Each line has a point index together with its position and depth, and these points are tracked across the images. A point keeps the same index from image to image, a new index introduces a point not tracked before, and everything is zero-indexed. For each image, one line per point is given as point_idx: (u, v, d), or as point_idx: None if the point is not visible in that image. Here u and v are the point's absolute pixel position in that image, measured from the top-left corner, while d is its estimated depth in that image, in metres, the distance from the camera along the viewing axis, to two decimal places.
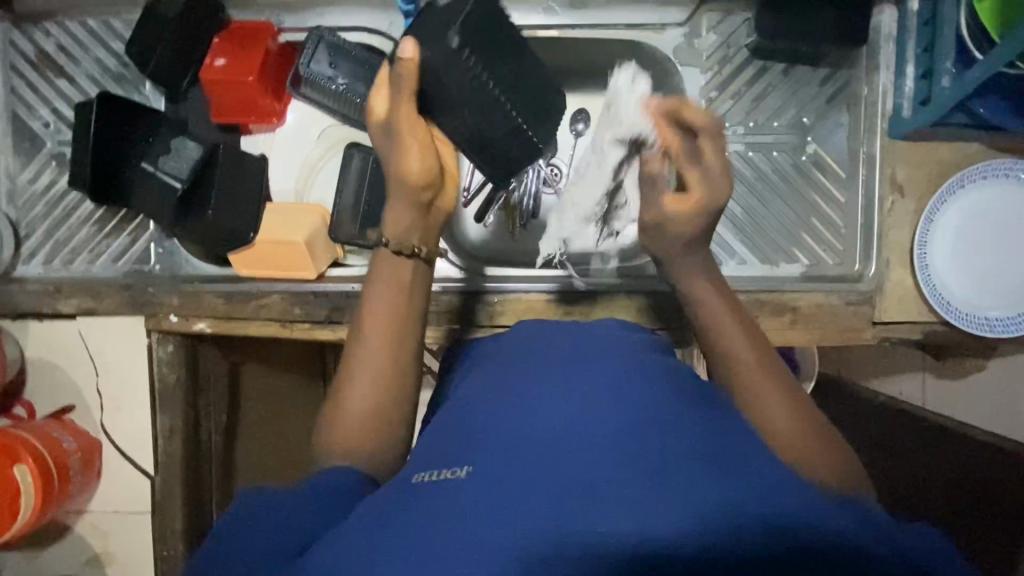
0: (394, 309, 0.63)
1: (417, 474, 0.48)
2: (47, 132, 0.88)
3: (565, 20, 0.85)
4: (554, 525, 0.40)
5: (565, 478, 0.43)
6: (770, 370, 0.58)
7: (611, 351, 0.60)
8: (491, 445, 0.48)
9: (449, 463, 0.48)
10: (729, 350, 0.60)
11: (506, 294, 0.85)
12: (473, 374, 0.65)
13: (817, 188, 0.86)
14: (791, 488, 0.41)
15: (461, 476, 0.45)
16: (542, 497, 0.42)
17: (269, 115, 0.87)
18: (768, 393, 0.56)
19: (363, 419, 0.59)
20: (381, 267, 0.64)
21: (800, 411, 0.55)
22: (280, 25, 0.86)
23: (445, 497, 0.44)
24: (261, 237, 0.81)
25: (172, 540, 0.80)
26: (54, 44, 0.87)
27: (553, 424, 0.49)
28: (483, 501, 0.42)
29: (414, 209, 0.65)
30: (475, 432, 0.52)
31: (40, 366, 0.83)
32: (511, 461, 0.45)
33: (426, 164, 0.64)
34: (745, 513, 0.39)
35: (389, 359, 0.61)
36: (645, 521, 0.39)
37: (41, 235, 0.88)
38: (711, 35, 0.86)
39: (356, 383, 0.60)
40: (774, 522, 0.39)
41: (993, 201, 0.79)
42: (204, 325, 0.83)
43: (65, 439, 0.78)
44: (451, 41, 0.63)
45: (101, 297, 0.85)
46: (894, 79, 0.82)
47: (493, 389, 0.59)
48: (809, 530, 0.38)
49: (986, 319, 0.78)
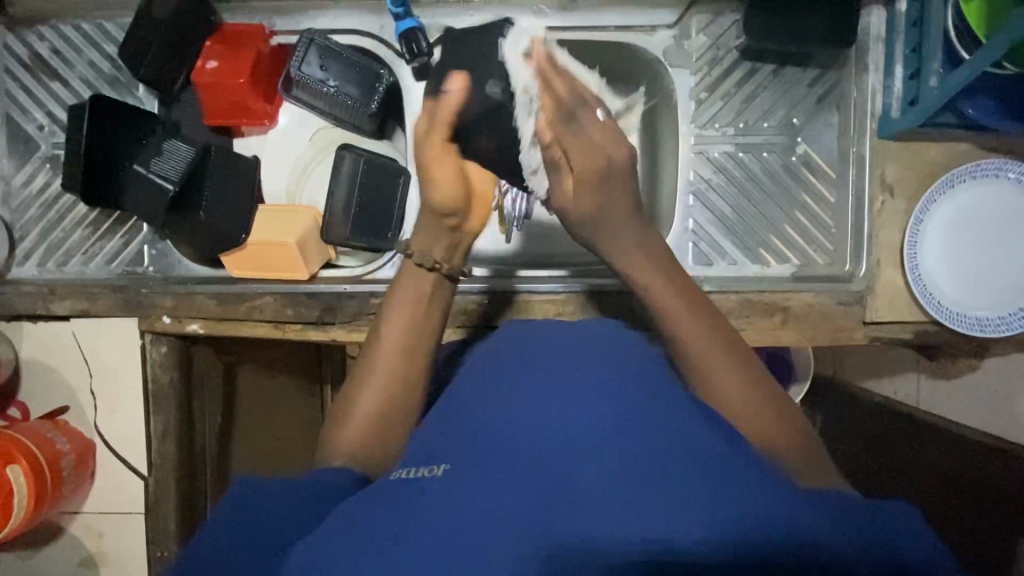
0: (408, 319, 0.63)
1: (397, 471, 0.49)
2: (42, 135, 0.89)
3: (555, 21, 0.85)
4: (529, 522, 0.40)
5: (540, 475, 0.43)
6: (735, 361, 0.57)
7: (597, 353, 0.61)
8: (472, 446, 0.49)
9: (429, 462, 0.49)
10: (687, 341, 0.57)
11: (509, 293, 0.85)
12: (459, 375, 0.65)
13: (806, 188, 0.87)
14: (763, 486, 0.42)
15: (438, 474, 0.46)
16: (520, 497, 0.42)
17: (260, 117, 0.88)
18: (735, 386, 0.55)
19: (370, 425, 0.59)
20: (405, 278, 0.65)
21: (770, 401, 0.55)
22: (272, 28, 0.86)
23: (422, 493, 0.44)
24: (253, 238, 0.82)
25: (166, 541, 0.81)
26: (48, 47, 0.87)
27: (531, 423, 0.49)
28: (460, 500, 0.43)
29: (443, 230, 0.65)
30: (455, 433, 0.52)
31: (34, 367, 0.83)
32: (488, 460, 0.46)
33: (453, 190, 0.64)
34: (716, 514, 0.40)
35: (402, 367, 0.62)
36: (619, 519, 0.40)
37: (36, 237, 0.88)
38: (700, 36, 0.87)
39: (365, 392, 0.61)
40: (745, 521, 0.39)
41: (981, 201, 0.79)
42: (196, 326, 0.84)
43: (58, 440, 0.79)
44: (493, 91, 0.65)
45: (95, 298, 0.85)
46: (884, 79, 0.82)
47: (478, 390, 0.59)
48: (776, 530, 0.39)
49: (978, 320, 0.78)
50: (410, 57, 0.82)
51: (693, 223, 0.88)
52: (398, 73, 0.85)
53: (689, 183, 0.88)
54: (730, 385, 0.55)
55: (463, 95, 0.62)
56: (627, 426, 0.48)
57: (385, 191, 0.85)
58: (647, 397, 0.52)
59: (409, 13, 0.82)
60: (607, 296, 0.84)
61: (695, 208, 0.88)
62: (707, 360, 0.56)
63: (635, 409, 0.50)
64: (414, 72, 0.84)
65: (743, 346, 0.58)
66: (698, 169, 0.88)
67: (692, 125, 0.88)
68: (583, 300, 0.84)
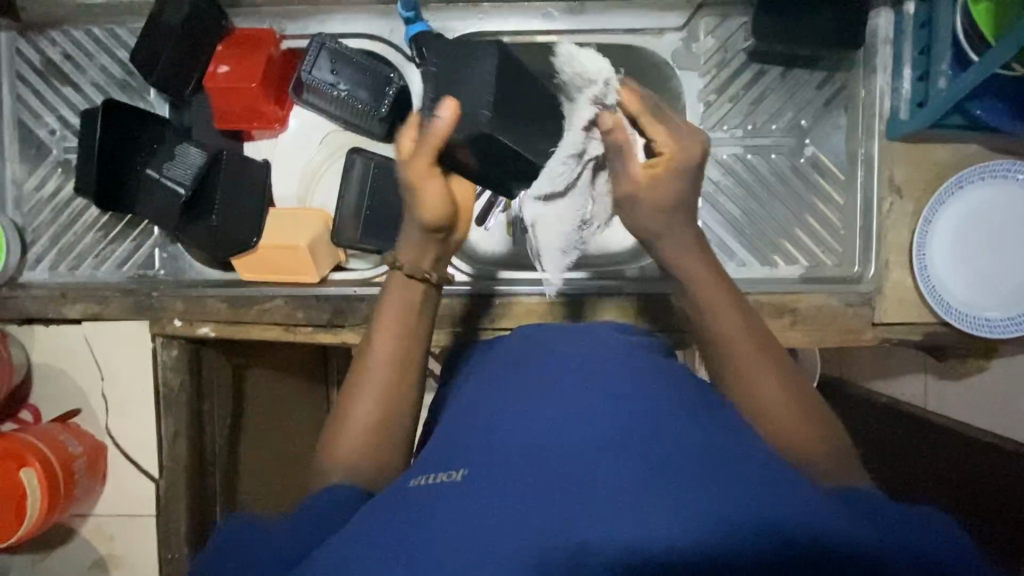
0: (399, 329, 0.63)
1: (413, 478, 0.49)
2: (53, 139, 0.89)
3: (564, 25, 0.86)
4: (549, 524, 0.40)
5: (558, 476, 0.43)
6: (771, 358, 0.58)
7: (614, 350, 0.60)
8: (490, 447, 0.49)
9: (446, 467, 0.49)
10: (726, 336, 0.59)
11: (513, 297, 0.87)
12: (478, 376, 0.66)
13: (815, 190, 0.87)
14: (783, 483, 0.42)
15: (456, 479, 0.46)
16: (539, 498, 0.42)
17: (271, 121, 0.88)
18: (767, 381, 0.56)
19: (365, 435, 0.59)
20: (390, 290, 0.65)
21: (799, 399, 0.56)
22: (282, 33, 0.87)
23: (441, 499, 0.44)
24: (263, 242, 0.83)
25: (177, 545, 0.81)
26: (60, 52, 0.88)
27: (550, 423, 0.49)
28: (476, 500, 0.43)
29: (431, 245, 0.65)
30: (471, 436, 0.52)
31: (45, 370, 0.84)
32: (506, 463, 0.46)
33: (441, 210, 0.62)
34: (739, 509, 0.39)
35: (393, 377, 0.62)
36: (638, 518, 0.39)
37: (47, 241, 0.89)
38: (709, 39, 0.87)
39: (358, 402, 0.60)
40: (768, 517, 0.39)
41: (992, 202, 0.79)
42: (208, 329, 0.84)
43: (70, 443, 0.79)
44: (483, 114, 0.63)
45: (107, 302, 0.86)
46: (892, 80, 0.82)
47: (499, 391, 0.59)
48: (799, 525, 0.38)
49: (986, 320, 0.78)
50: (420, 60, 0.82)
51: (702, 225, 0.88)
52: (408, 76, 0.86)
53: (700, 186, 0.88)
54: (763, 380, 0.57)
55: (453, 121, 0.60)
56: (649, 422, 0.47)
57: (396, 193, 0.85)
58: (663, 395, 0.52)
59: (420, 17, 0.82)
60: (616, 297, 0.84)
61: (705, 210, 0.88)
62: (741, 355, 0.58)
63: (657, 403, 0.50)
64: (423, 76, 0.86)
65: (776, 343, 0.60)
66: (706, 172, 0.88)
67: (700, 126, 0.88)
68: (593, 303, 0.85)
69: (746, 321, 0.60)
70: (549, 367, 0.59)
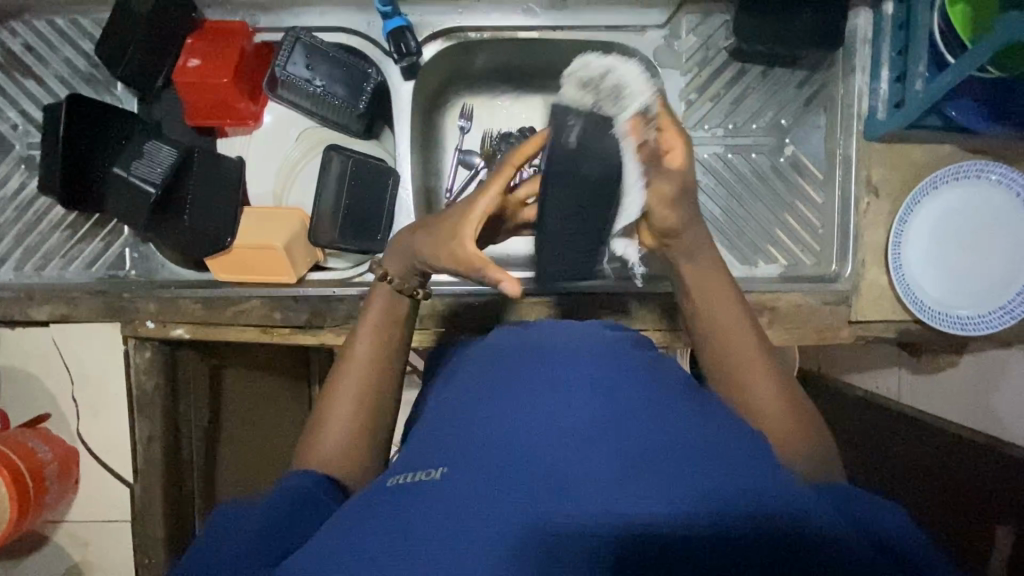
0: (388, 342, 0.64)
1: (393, 476, 0.47)
2: (16, 135, 0.87)
3: (544, 21, 0.84)
4: (524, 521, 0.40)
5: (541, 473, 0.42)
6: (789, 397, 0.56)
7: (599, 338, 0.59)
8: (467, 440, 0.47)
9: (423, 466, 0.47)
10: (719, 334, 0.58)
11: (496, 296, 0.84)
12: (462, 363, 0.64)
13: (793, 188, 0.89)
14: (765, 479, 0.42)
15: (435, 479, 0.44)
16: (517, 495, 0.41)
17: (243, 117, 0.88)
18: (757, 379, 0.56)
19: (344, 438, 0.59)
20: (376, 301, 0.66)
21: (790, 404, 0.55)
22: (256, 26, 0.84)
23: (416, 500, 0.43)
24: (239, 242, 0.81)
25: (154, 549, 0.78)
26: (21, 43, 0.85)
27: (530, 411, 0.48)
28: (453, 500, 0.42)
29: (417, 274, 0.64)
30: (451, 428, 0.50)
31: (12, 374, 0.81)
32: (487, 460, 0.44)
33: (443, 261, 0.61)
34: (718, 496, 0.40)
35: (379, 381, 0.63)
36: (612, 501, 0.40)
37: (12, 239, 0.86)
38: (690, 37, 0.88)
39: (338, 403, 0.61)
40: (753, 514, 0.39)
41: (967, 201, 0.80)
42: (182, 331, 0.81)
43: (40, 449, 0.77)
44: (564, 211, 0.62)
45: (75, 303, 0.83)
46: (870, 81, 0.83)
47: (480, 379, 0.57)
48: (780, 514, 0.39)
49: (958, 319, 0.79)
50: (399, 56, 0.81)
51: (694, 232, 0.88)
52: (387, 72, 0.84)
53: None
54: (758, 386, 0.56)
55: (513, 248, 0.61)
56: (636, 407, 0.47)
57: (374, 191, 0.84)
58: (648, 385, 0.51)
59: (397, 12, 0.80)
60: (602, 297, 0.84)
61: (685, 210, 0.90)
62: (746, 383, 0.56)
63: (643, 394, 0.49)
64: (402, 71, 0.84)
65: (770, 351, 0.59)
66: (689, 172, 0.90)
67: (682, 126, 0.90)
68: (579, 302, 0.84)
69: (763, 352, 0.58)
70: (534, 352, 0.57)
